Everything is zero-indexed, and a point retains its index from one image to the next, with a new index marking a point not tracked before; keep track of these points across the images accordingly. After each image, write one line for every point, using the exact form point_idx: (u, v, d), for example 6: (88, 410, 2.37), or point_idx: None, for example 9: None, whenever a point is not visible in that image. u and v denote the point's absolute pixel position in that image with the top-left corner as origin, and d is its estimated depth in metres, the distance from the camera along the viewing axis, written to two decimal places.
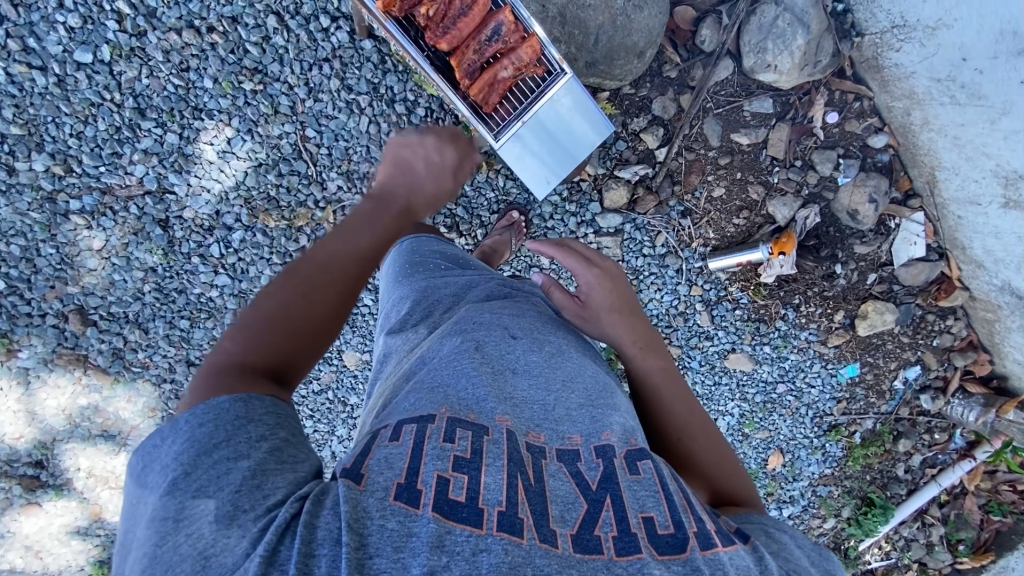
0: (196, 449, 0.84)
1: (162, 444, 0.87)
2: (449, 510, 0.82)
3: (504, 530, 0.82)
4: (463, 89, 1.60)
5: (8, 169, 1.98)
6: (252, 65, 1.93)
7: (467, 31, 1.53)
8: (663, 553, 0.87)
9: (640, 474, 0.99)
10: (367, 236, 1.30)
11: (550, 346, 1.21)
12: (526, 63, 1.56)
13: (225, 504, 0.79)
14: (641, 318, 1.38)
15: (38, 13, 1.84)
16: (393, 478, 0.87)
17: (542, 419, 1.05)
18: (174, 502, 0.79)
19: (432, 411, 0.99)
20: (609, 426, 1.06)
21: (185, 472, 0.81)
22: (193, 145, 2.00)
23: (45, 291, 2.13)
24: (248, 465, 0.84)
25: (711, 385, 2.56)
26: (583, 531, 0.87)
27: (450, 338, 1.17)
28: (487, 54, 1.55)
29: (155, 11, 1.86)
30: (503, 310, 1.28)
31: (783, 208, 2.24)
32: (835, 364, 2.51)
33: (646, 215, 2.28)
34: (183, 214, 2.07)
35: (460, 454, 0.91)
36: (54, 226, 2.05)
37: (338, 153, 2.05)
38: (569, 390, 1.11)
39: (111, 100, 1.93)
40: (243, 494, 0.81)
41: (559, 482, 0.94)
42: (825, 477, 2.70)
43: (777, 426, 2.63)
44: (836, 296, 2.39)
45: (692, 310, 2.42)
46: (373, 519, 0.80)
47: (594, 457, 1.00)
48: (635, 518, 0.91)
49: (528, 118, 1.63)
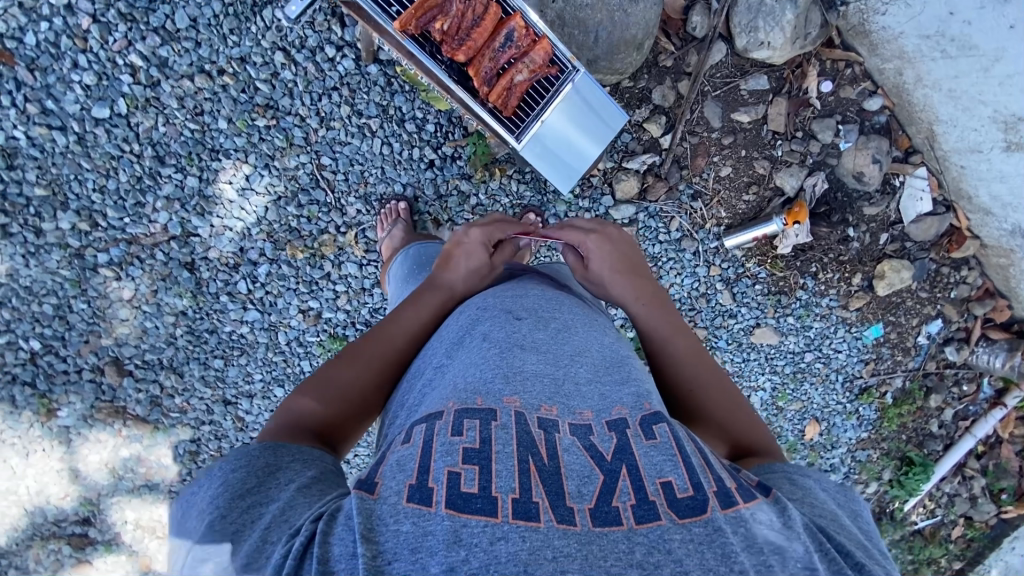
0: (229, 490, 0.93)
1: (199, 491, 0.97)
2: (463, 504, 0.86)
3: (519, 517, 0.84)
4: (481, 96, 1.64)
5: (36, 231, 2.01)
6: (264, 101, 1.98)
7: (481, 40, 1.59)
8: (684, 516, 0.87)
9: (656, 438, 0.99)
10: (410, 320, 1.37)
11: (556, 322, 1.23)
12: (539, 65, 1.61)
13: (254, 539, 0.87)
14: (646, 276, 1.46)
15: (53, 75, 1.87)
16: (404, 481, 0.90)
17: (553, 392, 1.07)
18: (212, 535, 0.88)
19: (441, 409, 1.02)
20: (621, 400, 1.08)
21: (218, 513, 0.91)
22: (213, 186, 2.04)
23: (79, 346, 2.16)
24: (282, 496, 0.94)
25: (740, 362, 2.59)
26: (601, 503, 0.89)
27: (461, 335, 1.21)
28: (502, 60, 1.60)
29: (166, 61, 1.90)
30: (507, 294, 1.31)
31: (791, 178, 2.30)
32: (859, 327, 2.54)
33: (657, 202, 2.33)
34: (208, 255, 2.11)
35: (468, 445, 0.94)
36: (84, 280, 2.08)
37: (355, 178, 2.10)
38: (577, 364, 1.13)
39: (130, 151, 1.96)
40: (276, 520, 0.90)
41: (573, 456, 0.96)
42: (862, 442, 2.72)
43: (809, 396, 2.65)
44: (852, 259, 2.44)
45: (712, 290, 2.46)
46: (387, 525, 0.84)
47: (607, 430, 1.01)
48: (654, 485, 0.91)
49: (546, 117, 1.68)
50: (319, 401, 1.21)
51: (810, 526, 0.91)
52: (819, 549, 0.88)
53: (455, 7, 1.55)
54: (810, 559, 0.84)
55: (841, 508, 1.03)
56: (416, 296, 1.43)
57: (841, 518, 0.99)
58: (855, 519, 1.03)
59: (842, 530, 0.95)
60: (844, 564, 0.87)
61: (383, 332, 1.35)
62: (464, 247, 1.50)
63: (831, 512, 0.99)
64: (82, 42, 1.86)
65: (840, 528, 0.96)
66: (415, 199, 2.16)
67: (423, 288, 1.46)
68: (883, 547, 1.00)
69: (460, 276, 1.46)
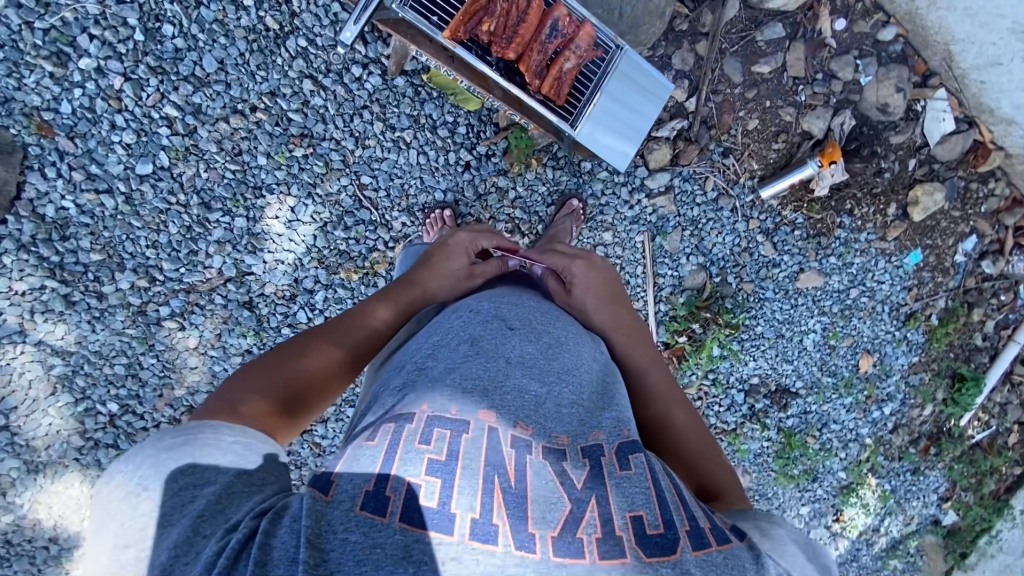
0: (160, 471, 0.89)
1: (126, 465, 0.91)
2: (416, 518, 0.86)
3: (476, 540, 0.86)
4: (534, 88, 1.75)
5: (97, 295, 2.00)
6: (299, 131, 2.00)
7: (529, 35, 1.70)
8: (650, 555, 0.90)
9: (631, 470, 1.03)
10: (379, 317, 1.38)
11: (549, 337, 1.22)
12: (585, 49, 1.71)
13: (186, 528, 0.85)
14: (628, 308, 1.49)
15: (93, 139, 1.89)
16: (362, 487, 0.90)
17: (533, 411, 1.06)
18: (139, 518, 0.86)
19: (411, 412, 1.02)
20: (597, 429, 1.09)
21: (149, 497, 0.87)
22: (261, 223, 2.05)
23: (154, 401, 2.12)
24: (218, 481, 0.90)
25: (790, 309, 2.59)
26: (565, 531, 0.90)
27: (447, 336, 1.18)
28: (551, 51, 1.72)
29: (200, 107, 1.92)
30: (498, 300, 1.29)
31: (817, 121, 2.35)
32: (898, 256, 2.57)
33: (691, 165, 2.36)
34: (265, 290, 2.11)
35: (434, 456, 0.94)
36: (150, 336, 2.06)
37: (396, 192, 2.12)
38: (561, 384, 1.13)
39: (177, 202, 1.98)
40: (209, 511, 0.87)
41: (542, 478, 0.96)
42: (914, 365, 2.73)
43: (859, 330, 2.65)
44: (885, 191, 2.47)
45: (754, 244, 2.49)
46: (336, 533, 0.84)
47: (581, 457, 1.02)
48: (622, 517, 0.94)
49: (597, 101, 1.80)
50: (272, 388, 1.14)
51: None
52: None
53: (499, 8, 1.67)
54: None
55: (811, 561, 1.03)
56: (388, 292, 1.43)
57: (810, 572, 0.99)
58: (823, 573, 1.03)
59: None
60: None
61: (350, 327, 1.33)
62: (449, 249, 1.51)
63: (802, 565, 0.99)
64: (116, 102, 1.88)
65: None
66: (456, 203, 2.17)
67: (398, 284, 1.46)
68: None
69: (439, 276, 1.45)
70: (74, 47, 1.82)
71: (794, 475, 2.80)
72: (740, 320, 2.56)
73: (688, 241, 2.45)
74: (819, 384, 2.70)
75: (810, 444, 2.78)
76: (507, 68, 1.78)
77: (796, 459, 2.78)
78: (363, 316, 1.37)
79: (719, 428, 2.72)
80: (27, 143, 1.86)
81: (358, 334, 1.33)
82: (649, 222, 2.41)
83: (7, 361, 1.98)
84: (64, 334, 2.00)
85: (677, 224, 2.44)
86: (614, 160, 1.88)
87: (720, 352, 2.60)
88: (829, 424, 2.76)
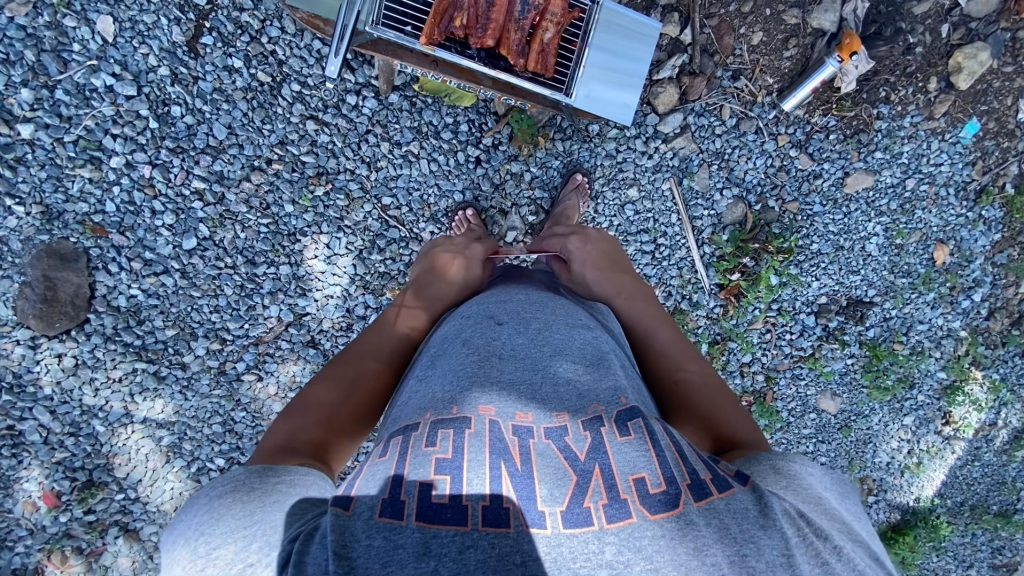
0: (214, 516, 0.95)
1: (188, 515, 0.99)
2: (432, 514, 0.88)
3: (489, 524, 0.87)
4: (520, 69, 1.74)
5: (182, 365, 2.17)
6: (315, 171, 2.08)
7: (503, 16, 1.69)
8: (656, 512, 0.90)
9: (631, 434, 1.01)
10: (404, 329, 1.40)
11: (538, 323, 1.21)
12: (562, 15, 1.70)
13: (240, 561, 0.89)
14: (628, 274, 1.48)
15: (141, 229, 2.04)
16: (378, 496, 0.91)
17: (530, 397, 1.06)
18: (196, 561, 0.91)
19: (417, 422, 1.04)
20: (598, 398, 1.08)
21: (205, 539, 0.92)
22: (303, 266, 2.16)
23: (254, 449, 2.28)
24: (267, 518, 0.94)
25: (843, 218, 2.46)
26: (573, 504, 0.90)
27: (443, 341, 1.22)
28: (528, 26, 1.70)
29: (223, 173, 2.04)
30: (492, 298, 1.31)
31: (828, 14, 2.22)
32: (953, 131, 2.37)
33: (702, 98, 2.29)
34: (323, 326, 2.21)
35: (441, 455, 0.95)
36: (235, 392, 2.22)
37: (417, 203, 2.17)
38: (555, 363, 1.13)
39: (226, 265, 2.11)
40: (259, 542, 0.91)
41: (547, 460, 0.96)
42: (998, 244, 2.51)
43: (926, 222, 2.48)
44: (920, 67, 2.31)
45: (788, 160, 2.39)
46: (360, 541, 0.86)
47: (582, 430, 1.01)
48: (626, 482, 0.93)
49: (584, 64, 1.78)
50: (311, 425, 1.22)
51: (792, 513, 0.92)
52: (799, 535, 0.89)
53: None
54: (786, 545, 0.87)
55: (829, 488, 1.04)
56: (403, 303, 1.46)
57: (828, 500, 1.00)
58: (842, 499, 1.03)
59: (828, 512, 0.97)
60: (822, 549, 0.90)
61: (375, 345, 1.38)
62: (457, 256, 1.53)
63: (818, 496, 1.00)
64: (151, 189, 2.02)
65: (823, 513, 0.97)
66: (476, 200, 2.21)
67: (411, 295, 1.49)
68: (868, 527, 1.02)
69: (450, 286, 1.48)
70: (102, 150, 1.97)
71: (888, 385, 2.67)
72: (792, 242, 2.45)
73: (718, 175, 2.37)
74: (894, 287, 2.55)
75: (899, 351, 2.63)
76: (489, 56, 1.79)
77: (885, 370, 2.65)
78: (384, 329, 1.40)
79: (797, 356, 2.62)
80: (87, 247, 2.03)
81: (384, 350, 1.37)
82: (673, 166, 2.35)
83: (123, 441, 2.18)
84: (163, 408, 2.19)
85: (702, 160, 2.36)
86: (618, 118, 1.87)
87: (779, 279, 2.50)
88: (916, 325, 2.60)
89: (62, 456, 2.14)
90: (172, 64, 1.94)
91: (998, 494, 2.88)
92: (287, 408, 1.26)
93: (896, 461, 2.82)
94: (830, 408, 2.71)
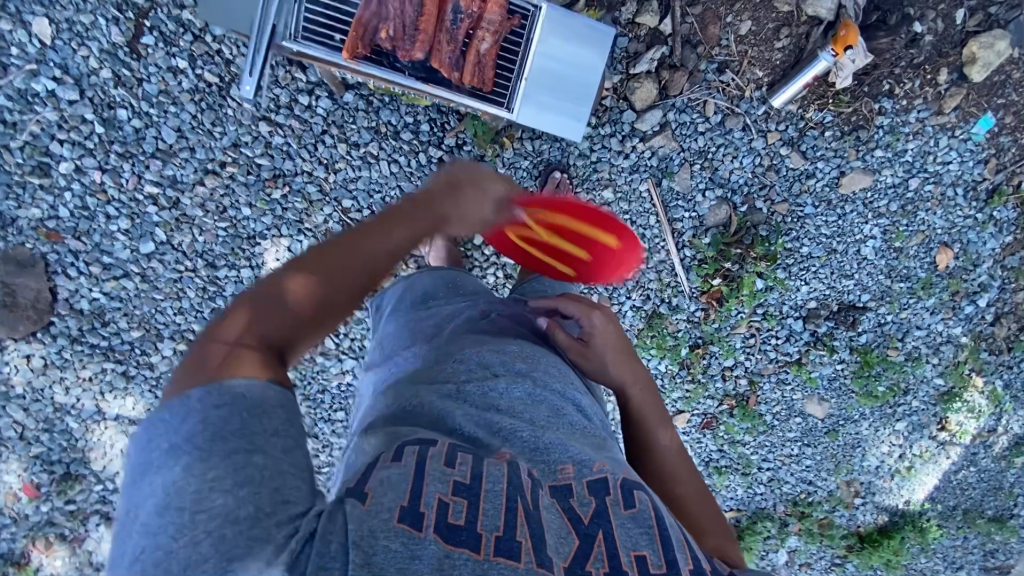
0: (211, 432, 0.82)
1: (172, 421, 0.83)
2: (449, 533, 0.83)
3: (501, 554, 0.83)
4: (456, 83, 1.70)
5: (149, 366, 2.19)
6: (271, 173, 2.02)
7: (432, 28, 1.65)
8: None
9: (636, 507, 0.96)
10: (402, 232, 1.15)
11: (535, 378, 1.21)
12: (498, 24, 1.66)
13: (244, 502, 0.78)
14: (639, 363, 1.40)
15: (98, 234, 2.03)
16: (397, 500, 0.86)
17: (534, 451, 1.03)
18: (184, 485, 0.78)
19: (433, 442, 1.00)
20: (601, 461, 1.05)
21: (200, 457, 0.79)
22: (265, 269, 2.12)
23: None
24: (274, 460, 0.82)
25: (836, 221, 2.30)
26: (576, 565, 0.86)
27: (432, 384, 1.18)
28: (461, 37, 1.67)
29: (176, 177, 1.99)
30: (483, 344, 1.28)
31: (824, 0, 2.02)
32: (965, 126, 2.18)
33: (683, 94, 2.13)
34: None
35: (458, 479, 0.91)
36: None
37: (379, 205, 2.09)
38: (552, 425, 1.11)
39: (187, 268, 2.09)
40: (265, 483, 0.80)
41: (551, 514, 0.92)
42: (1009, 247, 2.34)
43: (929, 223, 2.30)
44: (929, 57, 2.11)
45: (779, 159, 2.22)
46: (377, 540, 0.79)
47: (588, 494, 0.97)
48: (627, 556, 0.89)
49: (526, 72, 1.72)
50: (277, 322, 0.97)
51: None
52: None
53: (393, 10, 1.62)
54: None
55: None
56: (405, 209, 1.18)
57: None
58: None
59: None
60: None
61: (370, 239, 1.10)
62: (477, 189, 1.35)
63: None
64: (103, 195, 1.99)
65: None
66: None
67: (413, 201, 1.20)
68: None
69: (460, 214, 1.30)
70: (49, 155, 1.94)
71: (877, 392, 2.56)
72: (778, 246, 2.32)
73: (701, 175, 2.23)
74: (890, 292, 2.41)
75: (892, 358, 2.51)
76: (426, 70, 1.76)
77: (877, 376, 2.54)
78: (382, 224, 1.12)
79: (782, 361, 2.52)
80: (44, 252, 2.03)
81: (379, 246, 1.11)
82: (651, 166, 2.21)
83: (98, 436, 2.23)
84: (134, 405, 2.22)
85: (683, 159, 2.21)
86: (564, 130, 1.80)
87: (764, 285, 2.37)
88: (912, 331, 2.46)
89: (39, 450, 2.21)
90: (114, 66, 1.87)
91: (992, 500, 2.79)
92: (244, 303, 0.97)
93: (886, 465, 2.73)
94: (816, 412, 2.62)
